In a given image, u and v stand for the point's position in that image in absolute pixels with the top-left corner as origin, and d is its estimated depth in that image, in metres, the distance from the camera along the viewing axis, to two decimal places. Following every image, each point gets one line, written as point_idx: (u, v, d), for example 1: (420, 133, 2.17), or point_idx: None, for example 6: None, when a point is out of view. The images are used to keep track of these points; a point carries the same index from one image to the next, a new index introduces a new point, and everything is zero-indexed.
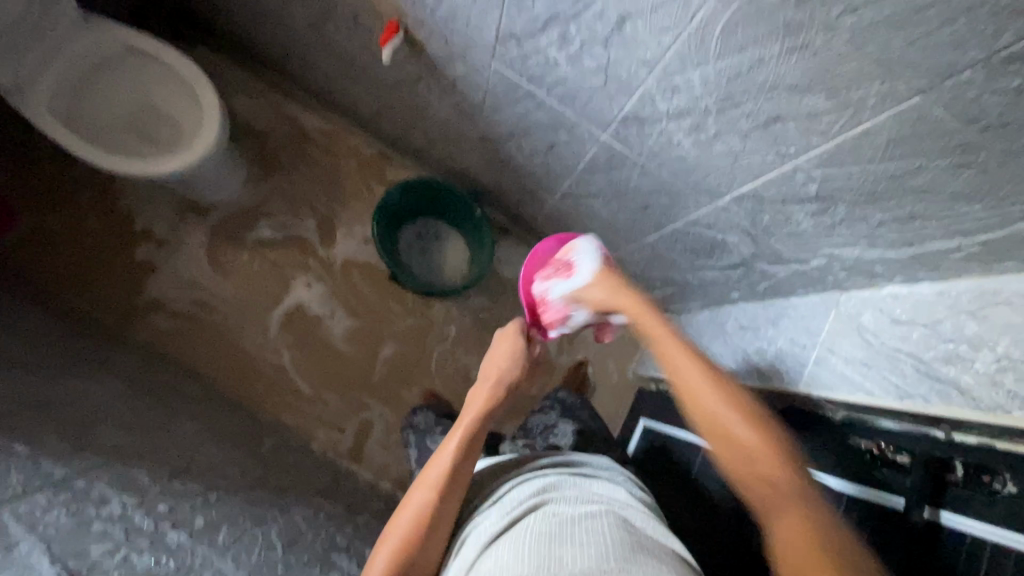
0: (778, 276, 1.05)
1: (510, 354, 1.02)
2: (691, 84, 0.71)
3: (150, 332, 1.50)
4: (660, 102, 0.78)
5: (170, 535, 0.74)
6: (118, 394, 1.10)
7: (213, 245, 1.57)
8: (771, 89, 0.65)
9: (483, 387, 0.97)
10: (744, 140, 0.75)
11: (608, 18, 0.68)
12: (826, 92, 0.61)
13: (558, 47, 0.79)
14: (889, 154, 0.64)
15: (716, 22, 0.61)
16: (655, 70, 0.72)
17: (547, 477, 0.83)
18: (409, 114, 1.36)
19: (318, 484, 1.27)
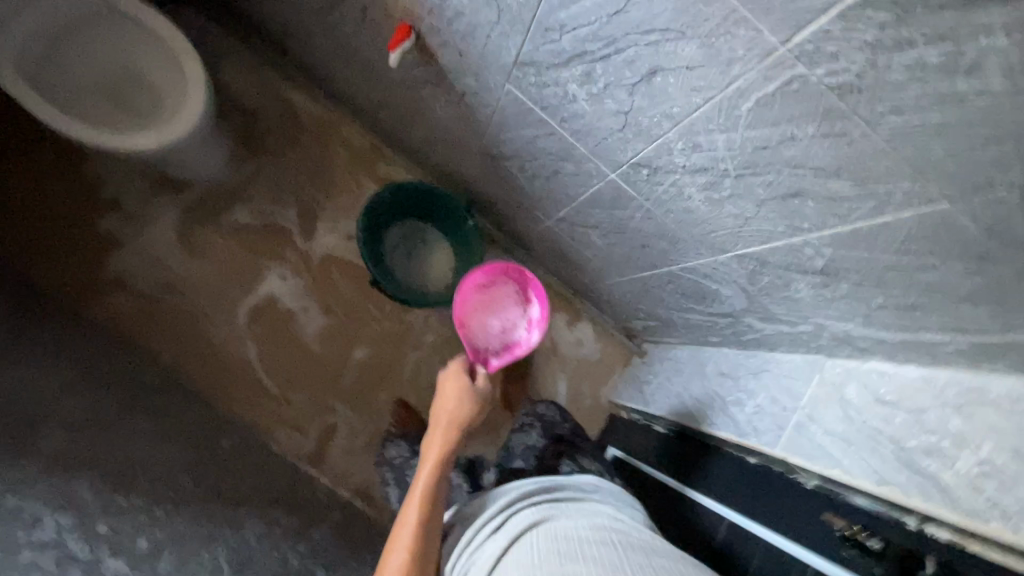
0: (767, 332, 1.04)
1: (459, 394, 1.02)
2: (713, 146, 0.68)
3: (107, 310, 1.41)
4: (677, 155, 0.75)
5: None
6: (63, 383, 1.02)
7: (184, 224, 1.47)
8: (795, 166, 0.62)
9: (439, 433, 0.97)
10: (758, 207, 0.73)
11: (637, 68, 0.65)
12: (852, 180, 0.59)
13: (579, 84, 0.75)
14: (903, 249, 0.62)
15: (750, 95, 0.58)
16: (677, 126, 0.69)
17: (535, 500, 0.83)
18: (409, 115, 1.30)
19: (274, 491, 1.22)
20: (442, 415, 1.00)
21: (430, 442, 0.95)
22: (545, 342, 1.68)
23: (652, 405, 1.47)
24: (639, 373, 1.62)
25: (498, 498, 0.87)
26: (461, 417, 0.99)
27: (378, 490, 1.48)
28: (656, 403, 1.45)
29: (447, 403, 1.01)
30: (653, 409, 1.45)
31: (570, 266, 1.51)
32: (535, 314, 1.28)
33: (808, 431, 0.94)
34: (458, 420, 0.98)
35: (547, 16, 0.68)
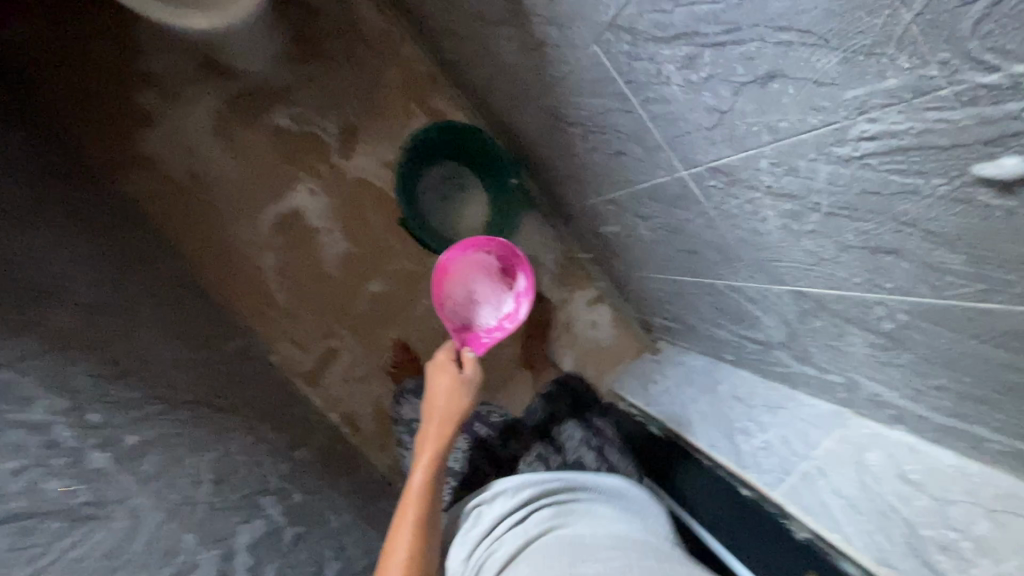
0: (797, 371, 0.99)
1: (451, 387, 0.96)
2: (813, 175, 0.59)
3: (132, 189, 1.38)
4: (765, 173, 0.66)
5: (93, 457, 0.70)
6: (77, 261, 1.01)
7: (221, 116, 1.41)
8: (905, 224, 0.54)
9: (432, 429, 0.92)
10: (841, 251, 0.65)
11: (754, 67, 0.56)
12: (968, 256, 0.51)
13: (678, 67, 0.66)
14: (998, 340, 0.55)
15: (882, 133, 0.49)
16: (779, 142, 0.60)
17: (555, 498, 0.86)
18: (477, 52, 1.19)
19: (268, 405, 1.23)
20: (431, 413, 0.95)
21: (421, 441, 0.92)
22: (560, 317, 1.63)
23: (647, 400, 1.43)
24: (648, 369, 1.58)
25: (517, 480, 0.90)
26: (455, 412, 0.95)
27: (367, 421, 1.50)
28: (651, 400, 1.42)
29: (438, 398, 0.95)
30: (648, 403, 1.42)
31: (605, 247, 1.43)
32: (522, 285, 1.24)
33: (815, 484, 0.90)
34: (450, 417, 0.94)
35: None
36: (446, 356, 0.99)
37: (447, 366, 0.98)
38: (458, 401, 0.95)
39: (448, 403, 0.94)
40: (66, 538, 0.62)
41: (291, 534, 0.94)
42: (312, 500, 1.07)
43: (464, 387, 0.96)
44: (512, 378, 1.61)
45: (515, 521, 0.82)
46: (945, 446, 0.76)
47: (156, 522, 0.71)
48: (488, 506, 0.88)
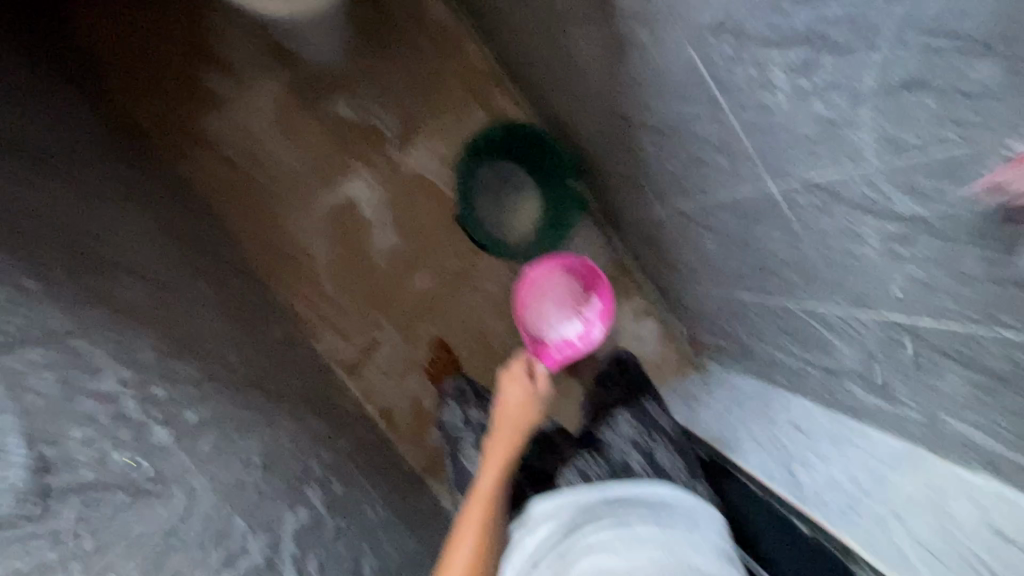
0: (868, 404, 0.93)
1: (524, 400, 1.03)
2: (942, 195, 0.55)
3: (194, 169, 1.40)
4: (875, 190, 0.62)
5: (156, 432, 0.69)
6: (142, 237, 1.02)
7: (285, 102, 1.43)
8: None
9: (505, 433, 0.99)
10: (955, 280, 0.60)
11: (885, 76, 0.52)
12: None
13: (787, 73, 0.62)
14: None
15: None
16: (901, 159, 0.56)
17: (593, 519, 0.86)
18: (548, 51, 1.17)
19: (313, 393, 1.22)
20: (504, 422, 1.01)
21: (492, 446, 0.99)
22: None
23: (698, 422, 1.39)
24: (694, 388, 1.52)
25: (551, 506, 0.92)
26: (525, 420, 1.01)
27: (403, 416, 1.48)
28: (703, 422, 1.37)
29: (512, 409, 1.02)
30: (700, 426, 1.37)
31: (660, 258, 1.39)
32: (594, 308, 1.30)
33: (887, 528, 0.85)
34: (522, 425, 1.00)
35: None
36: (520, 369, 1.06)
37: (521, 379, 1.06)
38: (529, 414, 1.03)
39: (521, 415, 1.02)
40: None
41: (332, 526, 0.92)
42: (351, 492, 1.06)
43: (536, 402, 1.04)
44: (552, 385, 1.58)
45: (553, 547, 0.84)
46: None
47: (212, 505, 0.70)
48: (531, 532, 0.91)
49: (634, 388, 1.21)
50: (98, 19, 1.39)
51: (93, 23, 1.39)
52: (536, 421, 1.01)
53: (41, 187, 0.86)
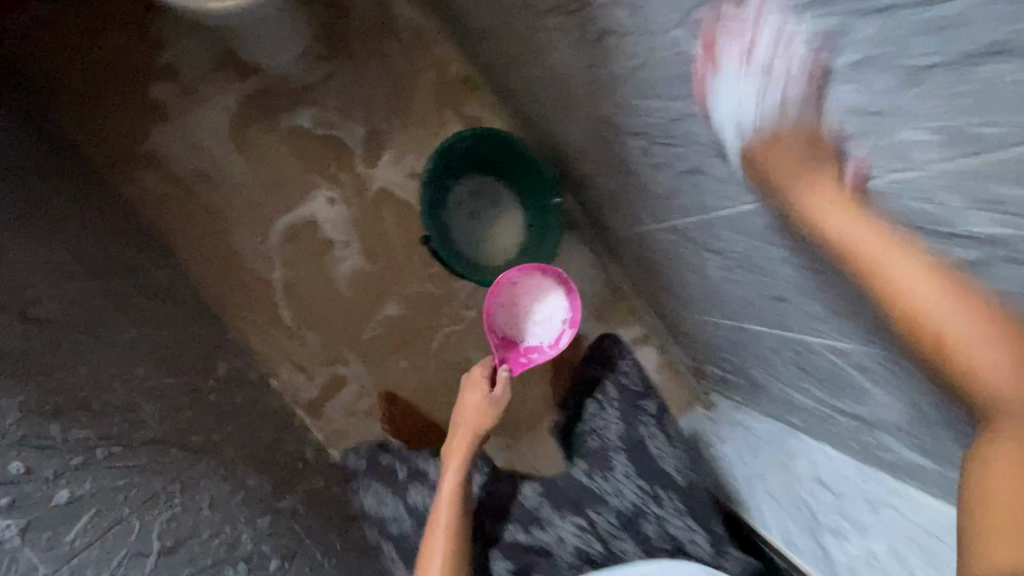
0: (913, 462, 0.76)
1: (480, 405, 1.05)
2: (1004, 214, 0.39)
3: (138, 187, 1.26)
4: (916, 203, 0.46)
5: None
6: (47, 267, 0.87)
7: (239, 114, 1.29)
8: None
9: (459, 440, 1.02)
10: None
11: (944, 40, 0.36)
12: None
13: (806, 51, 0.47)
14: None
15: None
16: (948, 160, 0.40)
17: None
18: (522, 50, 1.04)
19: (257, 443, 1.06)
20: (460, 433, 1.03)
21: (450, 454, 1.02)
22: None
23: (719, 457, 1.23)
24: (700, 426, 1.34)
25: None
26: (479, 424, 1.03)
27: None
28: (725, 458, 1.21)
29: (469, 414, 1.05)
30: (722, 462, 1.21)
31: (657, 282, 1.23)
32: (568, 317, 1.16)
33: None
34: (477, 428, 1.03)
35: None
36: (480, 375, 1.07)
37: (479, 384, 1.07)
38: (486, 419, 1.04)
39: (478, 420, 1.04)
40: None
41: None
42: (292, 568, 0.90)
43: (494, 406, 1.05)
44: (540, 424, 1.40)
45: None
46: None
47: None
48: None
49: (630, 407, 1.10)
50: (30, 23, 1.25)
51: (26, 27, 1.25)
52: (489, 422, 1.04)
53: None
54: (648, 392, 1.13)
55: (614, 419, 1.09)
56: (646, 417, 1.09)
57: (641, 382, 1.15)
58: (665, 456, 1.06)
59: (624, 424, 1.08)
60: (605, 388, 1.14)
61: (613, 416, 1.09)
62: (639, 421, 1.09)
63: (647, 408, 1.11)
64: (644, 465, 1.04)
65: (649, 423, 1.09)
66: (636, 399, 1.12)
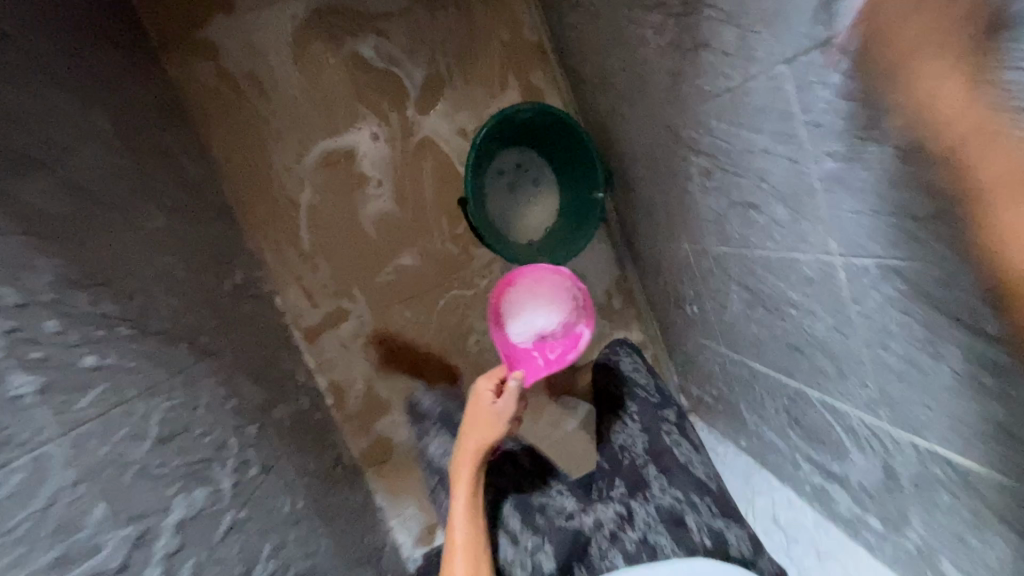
0: (862, 524, 0.82)
1: (486, 418, 0.91)
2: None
3: (186, 75, 1.22)
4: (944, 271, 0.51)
5: (36, 352, 0.57)
6: (98, 137, 0.86)
7: (307, 27, 1.26)
8: None
9: (471, 447, 0.91)
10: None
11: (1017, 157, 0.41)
12: None
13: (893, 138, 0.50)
14: None
15: None
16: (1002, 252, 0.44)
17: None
18: (607, 37, 1.03)
19: (253, 355, 1.06)
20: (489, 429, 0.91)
21: (457, 472, 0.91)
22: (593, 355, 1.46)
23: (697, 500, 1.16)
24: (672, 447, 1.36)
25: None
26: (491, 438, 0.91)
27: (354, 398, 1.35)
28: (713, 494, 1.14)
29: (477, 427, 0.92)
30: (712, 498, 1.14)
31: (667, 294, 1.26)
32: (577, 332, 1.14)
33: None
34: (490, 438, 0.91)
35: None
36: (485, 389, 0.93)
37: (483, 393, 0.93)
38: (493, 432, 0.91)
39: (484, 436, 0.91)
40: None
41: (235, 515, 0.80)
42: (266, 479, 0.92)
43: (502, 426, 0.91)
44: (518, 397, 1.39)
45: None
46: None
47: (67, 482, 0.55)
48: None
49: (650, 420, 1.07)
50: None
51: None
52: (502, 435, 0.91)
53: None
54: (666, 402, 1.11)
55: (637, 432, 1.06)
56: (667, 424, 1.06)
57: (656, 394, 1.13)
58: (696, 465, 1.01)
59: (651, 445, 1.04)
60: (622, 403, 1.12)
61: (636, 432, 1.07)
62: (664, 443, 1.03)
63: (663, 418, 1.07)
64: (696, 496, 0.97)
65: (672, 431, 1.06)
66: (656, 407, 1.10)
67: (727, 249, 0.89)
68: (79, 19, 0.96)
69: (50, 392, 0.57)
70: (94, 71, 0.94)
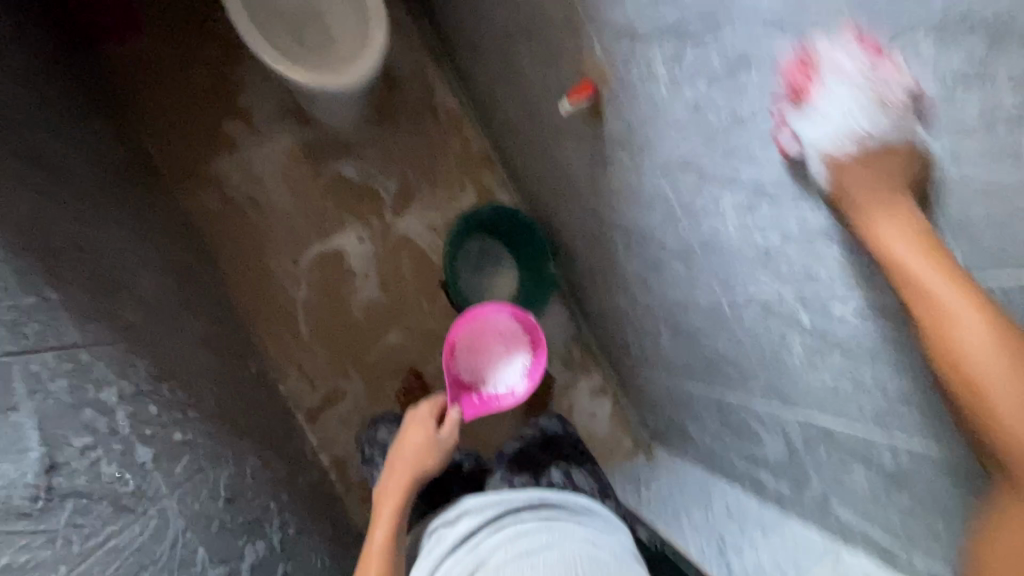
0: (785, 493, 1.06)
1: (424, 444, 1.04)
2: (828, 313, 0.72)
3: (198, 205, 1.49)
4: (775, 295, 0.80)
5: (143, 432, 0.73)
6: (148, 261, 1.08)
7: (295, 157, 1.54)
8: (878, 358, 0.68)
9: (398, 472, 1.02)
10: (874, 389, 0.71)
11: (784, 230, 0.72)
12: (917, 407, 0.66)
13: (729, 220, 0.81)
14: (939, 467, 0.68)
15: (879, 298, 0.64)
16: (795, 282, 0.75)
17: (519, 515, 0.92)
18: (540, 151, 1.36)
19: (273, 434, 1.21)
20: (416, 449, 1.04)
21: (384, 495, 1.00)
22: (563, 402, 1.69)
23: (663, 512, 1.34)
24: (640, 472, 1.57)
25: (484, 500, 0.95)
26: (420, 463, 1.02)
27: (357, 469, 1.48)
28: (674, 504, 1.34)
29: (409, 452, 1.03)
30: (674, 508, 1.33)
31: (615, 341, 1.53)
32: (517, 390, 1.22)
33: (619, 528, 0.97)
34: (418, 468, 1.02)
35: (746, 115, 0.68)
36: (424, 413, 1.09)
37: (424, 424, 1.07)
38: (430, 459, 1.03)
39: (418, 462, 1.03)
40: (108, 526, 0.60)
41: (284, 566, 0.93)
42: (301, 540, 1.05)
43: (428, 454, 1.03)
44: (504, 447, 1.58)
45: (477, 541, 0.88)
46: (905, 570, 0.85)
47: (178, 529, 0.70)
48: (452, 524, 0.94)
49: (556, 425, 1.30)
50: (140, 71, 1.51)
51: (136, 74, 1.51)
52: (430, 465, 1.02)
53: (55, 194, 0.89)
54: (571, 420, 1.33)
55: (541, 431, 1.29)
56: (569, 430, 1.30)
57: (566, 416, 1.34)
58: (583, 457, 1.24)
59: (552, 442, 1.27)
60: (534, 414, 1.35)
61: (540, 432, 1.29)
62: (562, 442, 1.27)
63: (566, 427, 1.31)
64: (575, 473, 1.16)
65: (572, 435, 1.29)
66: (563, 424, 1.32)
67: (652, 297, 1.18)
68: (120, 174, 1.20)
69: (158, 462, 0.73)
70: (136, 210, 1.17)
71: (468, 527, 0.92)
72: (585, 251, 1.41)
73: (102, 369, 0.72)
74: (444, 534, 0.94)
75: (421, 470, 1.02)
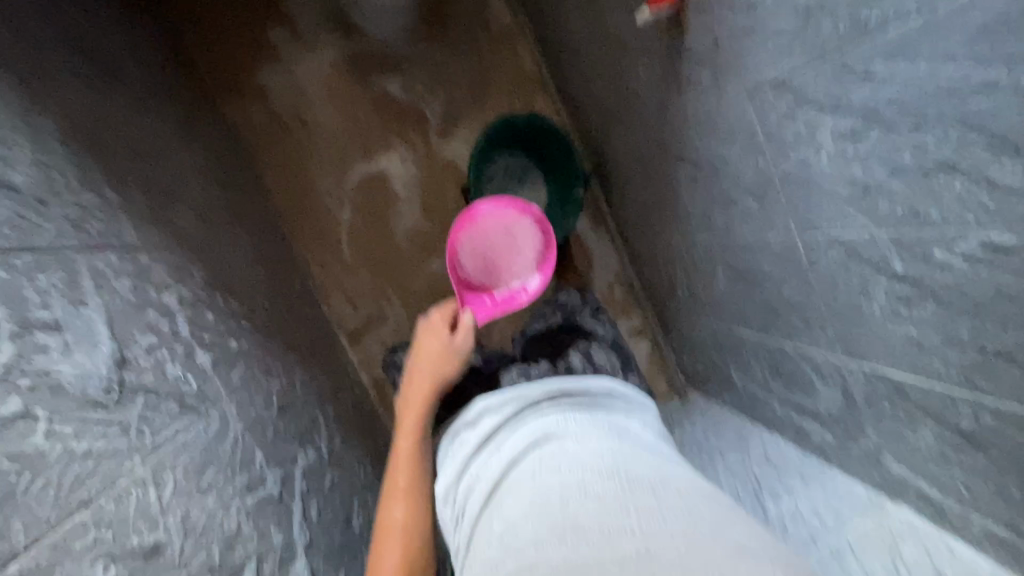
0: (832, 446, 1.03)
1: (441, 351, 1.03)
2: (929, 259, 0.65)
3: (242, 116, 1.44)
4: (866, 238, 0.73)
5: (203, 337, 0.75)
6: (197, 169, 1.06)
7: (341, 70, 1.47)
8: (979, 312, 0.62)
9: (417, 381, 1.02)
10: (968, 345, 0.65)
11: (894, 163, 0.64)
12: (1016, 367, 0.61)
13: (826, 151, 0.73)
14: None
15: (998, 245, 0.56)
16: (896, 223, 0.67)
17: (538, 407, 0.88)
18: (602, 71, 1.25)
19: (319, 351, 1.23)
20: (434, 357, 1.02)
21: (407, 406, 1.00)
22: None
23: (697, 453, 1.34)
24: (673, 414, 1.57)
25: (500, 398, 0.93)
26: (439, 370, 1.02)
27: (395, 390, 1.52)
28: (709, 447, 1.33)
29: (428, 361, 1.03)
30: (709, 450, 1.32)
31: (663, 282, 1.48)
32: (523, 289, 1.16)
33: (642, 410, 0.94)
34: (437, 375, 1.02)
35: (873, 22, 0.59)
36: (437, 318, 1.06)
37: (438, 329, 1.05)
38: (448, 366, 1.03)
39: (436, 370, 1.02)
40: (175, 423, 0.62)
41: (332, 472, 0.98)
42: (346, 450, 1.09)
43: (446, 361, 1.02)
44: None
45: (497, 439, 0.85)
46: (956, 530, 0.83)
47: (237, 431, 0.73)
48: (473, 426, 0.93)
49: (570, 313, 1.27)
50: None
51: None
52: (450, 371, 1.02)
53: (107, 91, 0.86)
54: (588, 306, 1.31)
55: (555, 319, 1.27)
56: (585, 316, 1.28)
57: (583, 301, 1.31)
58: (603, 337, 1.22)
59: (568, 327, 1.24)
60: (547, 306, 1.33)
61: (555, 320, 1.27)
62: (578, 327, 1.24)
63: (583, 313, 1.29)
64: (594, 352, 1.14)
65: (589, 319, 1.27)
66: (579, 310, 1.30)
67: (713, 236, 1.11)
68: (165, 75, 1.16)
69: (217, 368, 0.74)
70: (181, 114, 1.14)
71: (489, 426, 0.89)
72: (641, 184, 1.33)
73: (161, 274, 0.72)
74: (465, 436, 0.93)
75: (441, 376, 1.02)
